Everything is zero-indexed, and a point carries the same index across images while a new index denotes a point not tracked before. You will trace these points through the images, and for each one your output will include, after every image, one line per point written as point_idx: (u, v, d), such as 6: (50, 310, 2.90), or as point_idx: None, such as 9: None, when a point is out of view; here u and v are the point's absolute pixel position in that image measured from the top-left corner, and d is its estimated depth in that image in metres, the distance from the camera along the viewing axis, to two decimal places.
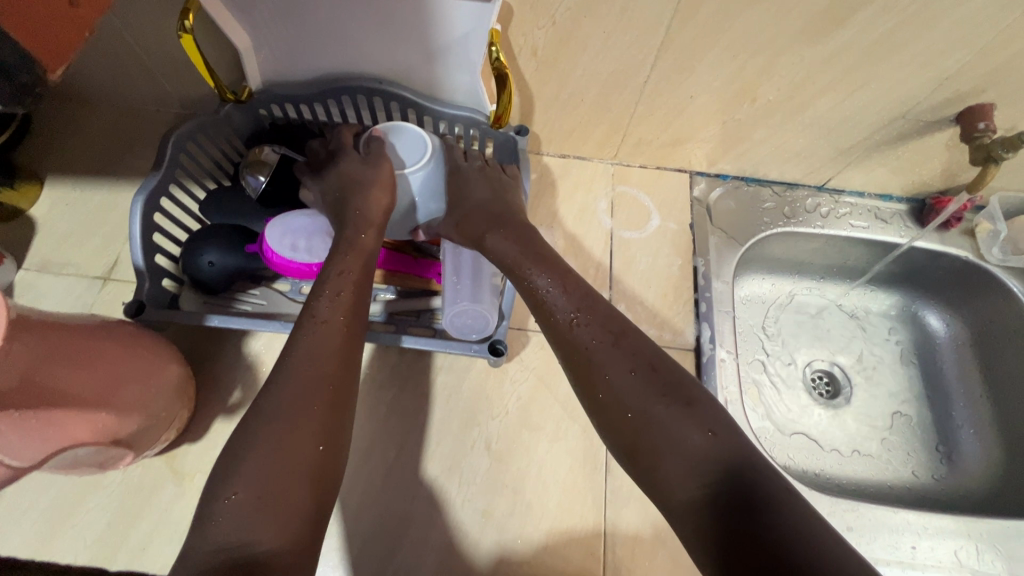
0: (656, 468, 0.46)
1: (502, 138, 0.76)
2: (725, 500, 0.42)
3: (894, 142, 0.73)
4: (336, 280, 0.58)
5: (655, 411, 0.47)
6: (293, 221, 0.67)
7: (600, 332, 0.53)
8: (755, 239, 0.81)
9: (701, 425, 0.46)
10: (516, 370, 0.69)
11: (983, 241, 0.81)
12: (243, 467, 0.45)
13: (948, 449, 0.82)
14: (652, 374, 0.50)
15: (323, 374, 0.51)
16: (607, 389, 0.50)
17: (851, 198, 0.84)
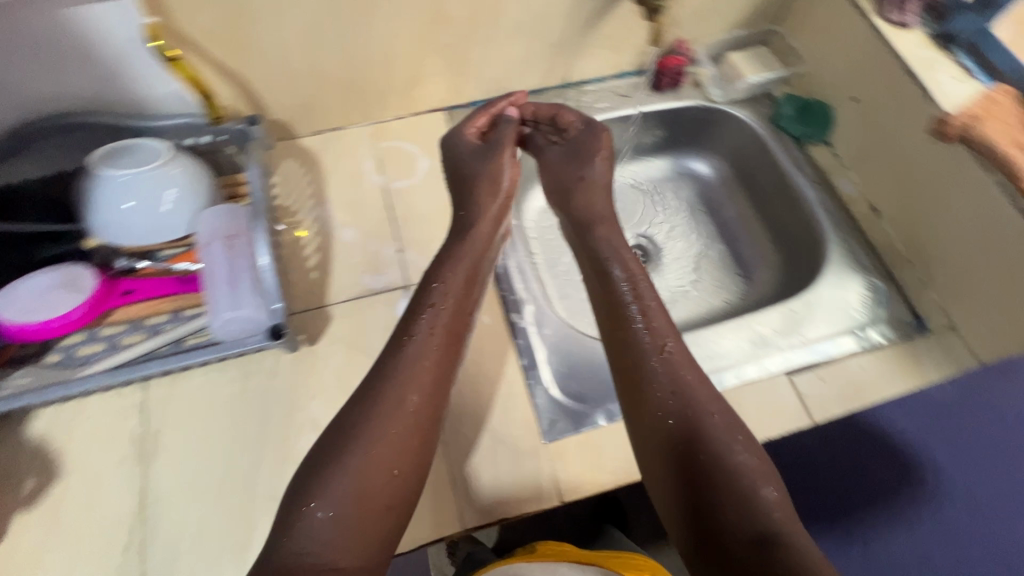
0: (685, 472, 0.54)
1: (235, 132, 0.72)
2: (722, 492, 0.52)
3: (590, 22, 0.80)
4: (431, 318, 0.62)
5: (709, 438, 0.55)
6: (32, 283, 0.63)
7: (687, 368, 0.60)
8: (518, 149, 0.86)
9: (768, 482, 0.53)
10: (324, 346, 0.69)
11: (708, 86, 0.91)
12: (325, 475, 0.52)
13: (745, 270, 0.92)
14: (711, 419, 0.56)
15: (395, 435, 0.54)
16: (661, 399, 0.58)
17: (592, 85, 0.91)
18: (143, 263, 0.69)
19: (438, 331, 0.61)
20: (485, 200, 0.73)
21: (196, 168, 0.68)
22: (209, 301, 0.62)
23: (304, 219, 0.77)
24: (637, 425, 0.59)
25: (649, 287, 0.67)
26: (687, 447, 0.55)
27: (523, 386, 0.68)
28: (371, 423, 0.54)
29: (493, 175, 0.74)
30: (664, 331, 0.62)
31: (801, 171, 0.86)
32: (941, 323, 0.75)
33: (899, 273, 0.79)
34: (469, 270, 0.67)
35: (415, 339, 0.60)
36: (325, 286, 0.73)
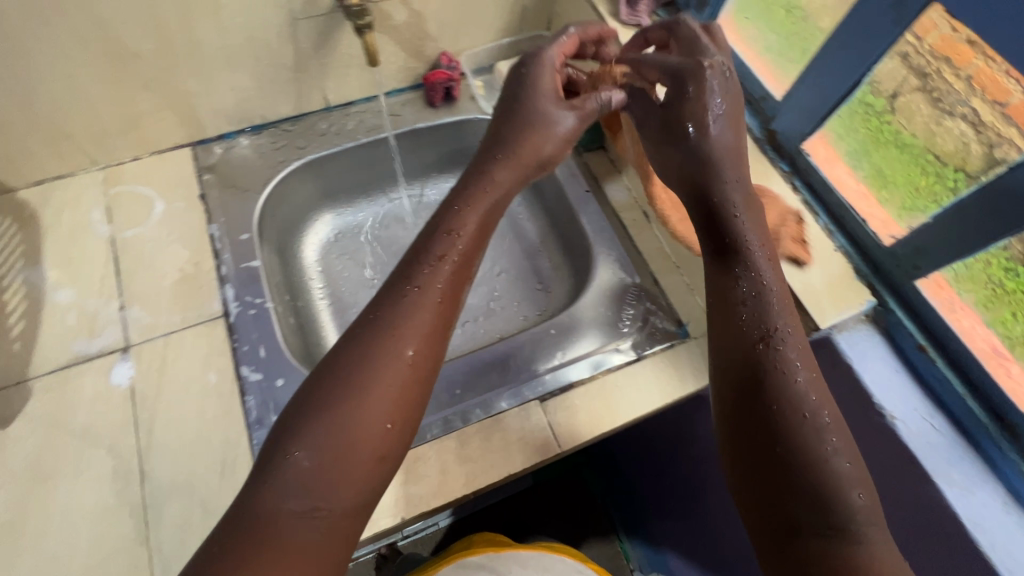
0: (768, 415, 0.43)
1: None
2: (794, 457, 0.42)
3: (324, 44, 0.75)
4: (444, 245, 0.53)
5: (793, 419, 0.43)
6: None
7: (801, 350, 0.46)
8: (274, 181, 0.80)
9: (862, 484, 0.41)
10: (18, 428, 0.62)
11: (480, 99, 0.88)
12: (302, 436, 0.43)
13: (544, 284, 0.90)
14: (800, 410, 0.43)
15: (372, 409, 0.45)
16: (776, 361, 0.45)
17: (359, 106, 0.86)
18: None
19: (421, 286, 0.50)
20: (504, 172, 0.58)
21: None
22: None
23: (10, 283, 0.69)
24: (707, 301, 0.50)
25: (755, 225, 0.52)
26: (773, 399, 0.44)
27: (247, 447, 0.63)
28: (374, 353, 0.47)
29: (524, 144, 0.59)
30: (776, 311, 0.47)
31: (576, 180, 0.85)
32: (703, 328, 0.74)
33: (663, 280, 0.77)
34: (492, 209, 0.57)
35: (409, 292, 0.50)
36: (29, 359, 0.66)
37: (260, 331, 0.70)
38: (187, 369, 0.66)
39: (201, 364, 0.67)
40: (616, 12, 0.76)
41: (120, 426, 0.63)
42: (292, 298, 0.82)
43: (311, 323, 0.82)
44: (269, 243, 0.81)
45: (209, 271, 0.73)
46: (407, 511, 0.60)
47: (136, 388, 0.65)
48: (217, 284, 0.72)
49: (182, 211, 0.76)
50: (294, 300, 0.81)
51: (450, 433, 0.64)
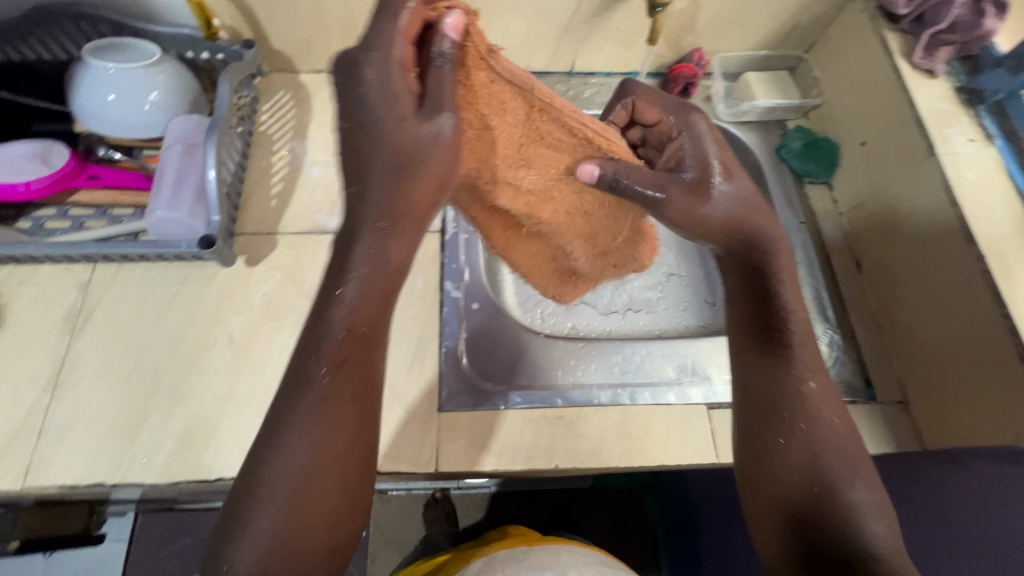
0: (784, 487, 0.45)
1: (231, 54, 0.75)
2: (820, 489, 0.44)
3: (602, 12, 0.78)
4: (348, 308, 0.43)
5: (826, 451, 0.46)
6: (11, 149, 0.66)
7: (836, 408, 0.48)
8: None
9: (883, 518, 0.43)
10: (262, 270, 0.72)
11: (715, 102, 0.87)
12: (241, 522, 0.39)
13: (714, 298, 0.90)
14: (836, 451, 0.46)
15: (321, 487, 0.40)
16: (808, 415, 0.47)
17: (599, 79, 0.89)
18: (119, 155, 0.71)
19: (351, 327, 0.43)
20: (404, 244, 0.45)
21: (184, 75, 0.71)
22: (157, 200, 0.64)
23: (279, 149, 0.80)
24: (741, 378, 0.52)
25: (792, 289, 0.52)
26: (811, 440, 0.46)
27: (435, 353, 0.68)
28: (285, 441, 0.40)
29: (405, 189, 0.44)
30: (804, 365, 0.49)
31: (791, 209, 0.81)
32: (892, 396, 0.70)
33: (861, 335, 0.73)
34: (377, 266, 0.44)
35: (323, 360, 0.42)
36: (280, 217, 0.75)
37: (468, 255, 0.76)
38: None
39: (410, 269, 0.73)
40: (906, 52, 0.72)
41: None
42: None
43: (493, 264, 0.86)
44: None
45: None
46: (562, 459, 0.63)
47: None
48: None
49: None
50: None
51: (617, 406, 0.66)
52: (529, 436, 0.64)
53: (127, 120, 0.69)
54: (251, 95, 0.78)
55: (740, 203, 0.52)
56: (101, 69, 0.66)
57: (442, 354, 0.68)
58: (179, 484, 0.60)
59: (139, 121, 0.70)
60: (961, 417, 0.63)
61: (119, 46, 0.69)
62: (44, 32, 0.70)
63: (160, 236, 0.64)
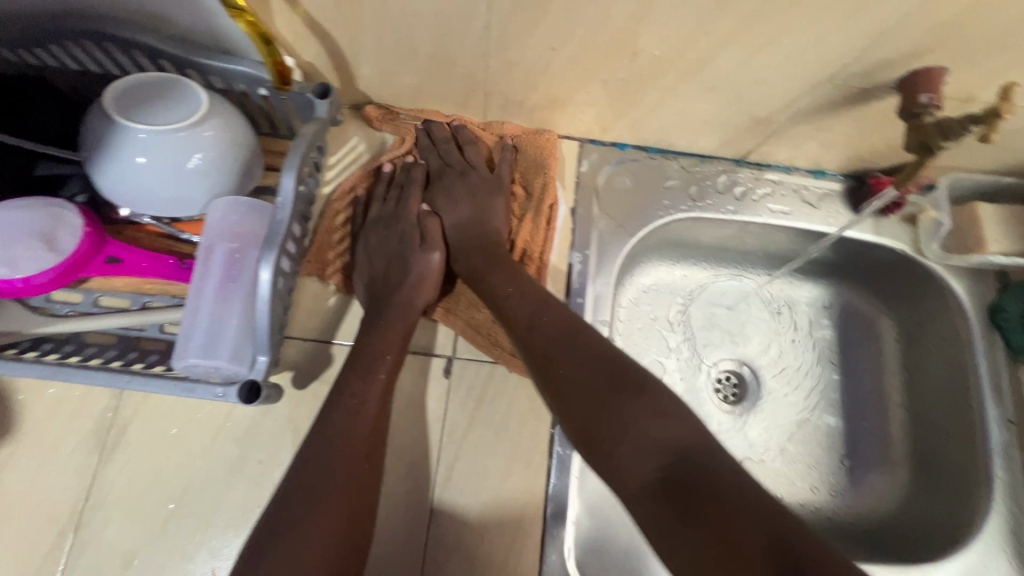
0: (626, 446, 0.43)
1: (301, 102, 0.57)
2: (603, 407, 0.45)
3: (822, 112, 0.57)
4: (339, 425, 0.48)
5: (562, 390, 0.48)
6: (0, 219, 0.49)
7: (581, 363, 0.49)
8: (651, 227, 0.67)
9: (658, 409, 0.44)
10: None
11: (924, 233, 0.67)
12: None
13: (854, 463, 0.74)
14: (591, 374, 0.48)
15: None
16: (572, 360, 0.49)
17: (774, 174, 0.69)
18: (147, 219, 0.56)
19: (346, 430, 0.48)
20: (381, 393, 0.51)
21: (237, 135, 0.54)
22: (185, 324, 0.48)
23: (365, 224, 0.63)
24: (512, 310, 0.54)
25: (506, 283, 0.56)
26: (578, 382, 0.48)
27: (537, 545, 0.54)
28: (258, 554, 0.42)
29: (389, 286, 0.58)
30: (519, 311, 0.54)
31: (998, 401, 0.63)
32: None
33: None
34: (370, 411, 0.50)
35: (323, 443, 0.47)
36: None
37: None
38: (506, 414, 0.58)
39: (516, 422, 0.58)
40: None
41: (423, 447, 0.57)
42: None
43: None
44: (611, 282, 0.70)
45: None
46: None
47: (448, 413, 0.58)
48: None
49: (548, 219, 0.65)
50: None
51: None
52: None
53: (160, 190, 0.52)
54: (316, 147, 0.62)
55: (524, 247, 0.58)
56: (127, 127, 0.49)
57: (543, 547, 0.54)
58: None
59: (175, 192, 0.53)
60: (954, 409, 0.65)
61: (158, 84, 0.50)
62: (53, 40, 0.52)
63: (185, 373, 0.48)
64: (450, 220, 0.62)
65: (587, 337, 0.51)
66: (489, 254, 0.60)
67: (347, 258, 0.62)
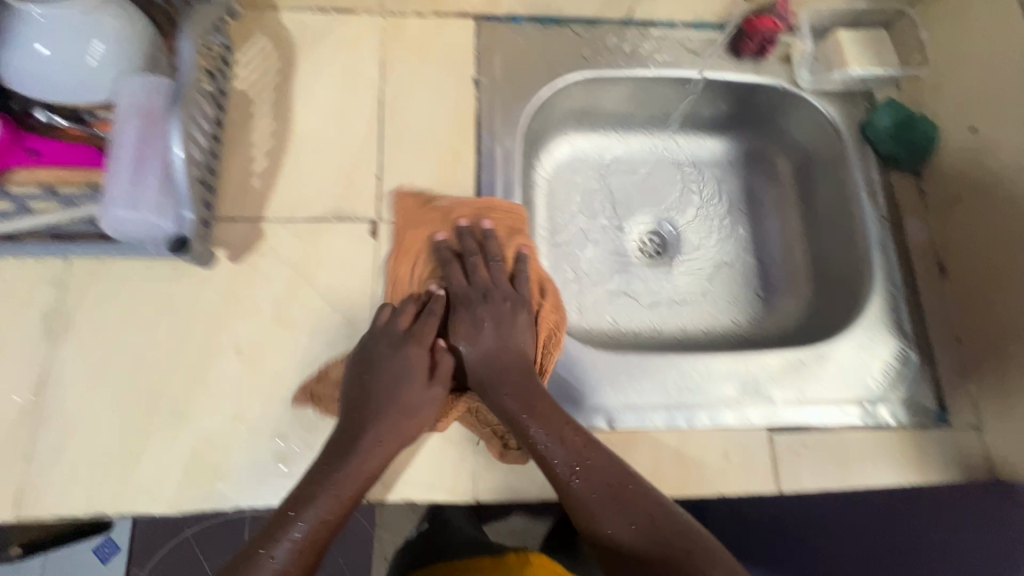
0: (601, 502, 0.51)
1: None
2: (652, 521, 0.50)
3: None
4: (334, 488, 0.50)
5: (602, 513, 0.51)
6: None
7: (606, 489, 0.51)
8: (552, 87, 0.72)
9: (712, 575, 0.47)
10: (269, 265, 0.62)
11: (798, 66, 0.74)
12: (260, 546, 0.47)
13: (766, 291, 0.81)
14: (625, 488, 0.51)
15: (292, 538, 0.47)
16: (619, 467, 0.53)
17: (659, 30, 0.75)
18: (64, 122, 0.59)
19: (376, 468, 0.52)
20: (374, 455, 0.52)
21: (135, 23, 0.56)
22: (109, 182, 0.50)
23: (279, 111, 0.67)
24: (527, 398, 0.55)
25: (541, 427, 0.54)
26: (622, 513, 0.50)
27: None
28: (312, 515, 0.48)
29: (378, 419, 0.54)
30: (560, 458, 0.52)
31: (873, 201, 0.71)
32: (966, 420, 0.64)
33: (939, 352, 0.66)
34: (332, 500, 0.49)
35: (371, 450, 0.52)
36: (289, 201, 0.64)
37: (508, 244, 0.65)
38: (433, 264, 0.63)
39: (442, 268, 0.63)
40: None
41: (358, 299, 0.62)
42: None
43: None
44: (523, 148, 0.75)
45: (469, 167, 0.67)
46: None
47: (380, 268, 0.63)
48: (474, 185, 0.67)
49: (454, 90, 0.70)
50: None
51: (673, 430, 0.61)
52: None
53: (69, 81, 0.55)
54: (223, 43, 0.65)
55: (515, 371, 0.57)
56: (24, 17, 0.53)
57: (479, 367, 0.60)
58: (191, 512, 0.54)
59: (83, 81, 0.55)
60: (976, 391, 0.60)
61: None
62: None
63: (113, 229, 0.50)
64: (472, 349, 0.58)
65: (603, 452, 0.53)
66: (513, 378, 0.57)
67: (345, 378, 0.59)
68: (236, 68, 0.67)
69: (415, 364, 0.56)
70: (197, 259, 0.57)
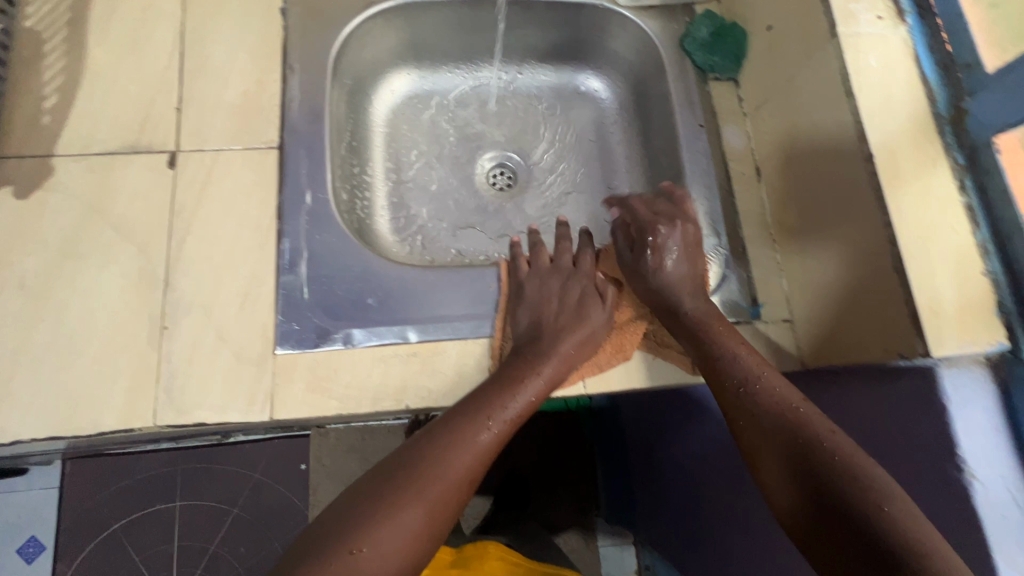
0: (771, 420, 0.50)
1: None
2: (804, 442, 0.48)
3: None
4: (477, 430, 0.52)
5: (769, 424, 0.50)
6: None
7: (775, 409, 0.51)
8: (365, 15, 0.72)
9: (875, 499, 0.42)
10: (56, 199, 0.60)
11: None
12: (331, 523, 0.46)
13: (611, 215, 0.81)
14: (798, 411, 0.50)
15: (416, 484, 0.48)
16: (779, 397, 0.52)
17: None
18: None
19: (514, 416, 0.55)
20: (504, 402, 0.55)
21: None
22: None
23: (68, 48, 0.65)
24: (697, 314, 0.59)
25: (737, 342, 0.57)
26: (777, 435, 0.49)
27: (272, 291, 0.60)
28: (432, 469, 0.49)
29: (523, 356, 0.59)
30: (734, 372, 0.54)
31: (691, 110, 0.72)
32: (779, 314, 0.64)
33: (753, 251, 0.67)
34: (489, 430, 0.53)
35: (511, 401, 0.55)
36: (81, 136, 0.63)
37: (310, 167, 0.64)
38: (233, 193, 0.62)
39: (243, 194, 0.62)
40: None
41: (154, 229, 0.60)
42: (353, 157, 0.76)
43: (363, 184, 0.77)
44: (346, 79, 0.75)
45: (273, 94, 0.66)
46: (412, 400, 0.58)
47: (176, 197, 0.62)
48: (279, 112, 0.66)
49: (258, 19, 0.69)
50: (355, 164, 0.76)
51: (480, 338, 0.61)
52: (376, 376, 0.58)
53: None
54: None
55: (680, 287, 0.61)
56: None
57: (278, 290, 0.60)
58: None
59: None
60: (836, 319, 0.58)
61: None
62: None
63: None
64: (673, 274, 0.62)
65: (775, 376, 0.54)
66: (705, 294, 0.61)
67: (517, 285, 0.64)
68: (24, 7, 0.65)
69: (590, 291, 0.64)
70: None
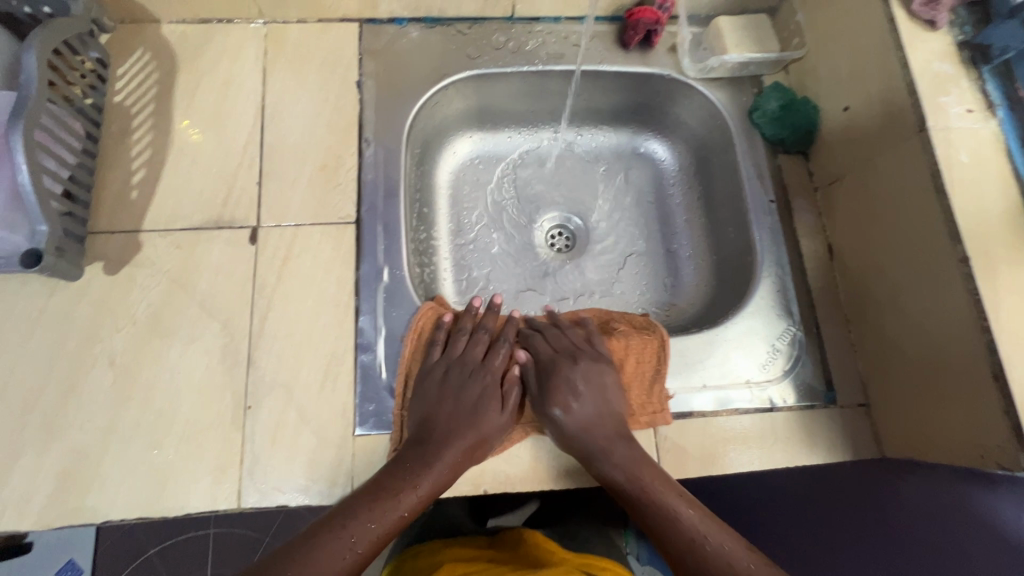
0: (672, 534, 0.54)
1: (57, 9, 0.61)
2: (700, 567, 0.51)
3: None
4: (372, 516, 0.52)
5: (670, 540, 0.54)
6: None
7: (672, 525, 0.54)
8: (438, 87, 0.73)
9: None
10: (145, 276, 0.62)
11: (682, 55, 0.75)
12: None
13: (672, 279, 0.81)
14: (694, 525, 0.54)
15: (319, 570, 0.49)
16: (681, 519, 0.54)
17: (545, 26, 0.76)
18: None
19: (417, 496, 0.54)
20: (394, 498, 0.53)
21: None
22: None
23: (157, 123, 0.67)
24: (599, 416, 0.60)
25: (631, 452, 0.57)
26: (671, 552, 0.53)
27: (350, 370, 0.60)
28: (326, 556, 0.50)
29: (418, 445, 0.57)
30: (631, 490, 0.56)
31: (761, 185, 0.72)
32: (852, 398, 0.64)
33: (825, 331, 0.67)
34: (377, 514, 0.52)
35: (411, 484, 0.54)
36: (168, 211, 0.64)
37: (386, 243, 0.65)
38: (312, 270, 0.63)
39: (322, 269, 0.63)
40: None
41: (237, 305, 0.62)
42: (420, 223, 0.77)
43: (428, 248, 0.77)
44: (415, 147, 0.76)
45: (350, 169, 0.67)
46: (490, 484, 0.58)
47: (257, 273, 0.63)
48: (356, 186, 0.67)
49: (336, 93, 0.70)
50: (421, 230, 0.77)
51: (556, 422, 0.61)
52: None
53: None
54: (95, 58, 0.65)
55: (604, 409, 0.61)
56: None
57: (357, 369, 0.61)
58: (62, 527, 0.54)
59: None
60: (926, 417, 0.57)
61: None
62: None
63: None
64: (582, 385, 0.62)
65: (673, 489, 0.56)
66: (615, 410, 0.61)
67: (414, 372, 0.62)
68: (114, 83, 0.68)
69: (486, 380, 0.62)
70: (57, 272, 0.57)
